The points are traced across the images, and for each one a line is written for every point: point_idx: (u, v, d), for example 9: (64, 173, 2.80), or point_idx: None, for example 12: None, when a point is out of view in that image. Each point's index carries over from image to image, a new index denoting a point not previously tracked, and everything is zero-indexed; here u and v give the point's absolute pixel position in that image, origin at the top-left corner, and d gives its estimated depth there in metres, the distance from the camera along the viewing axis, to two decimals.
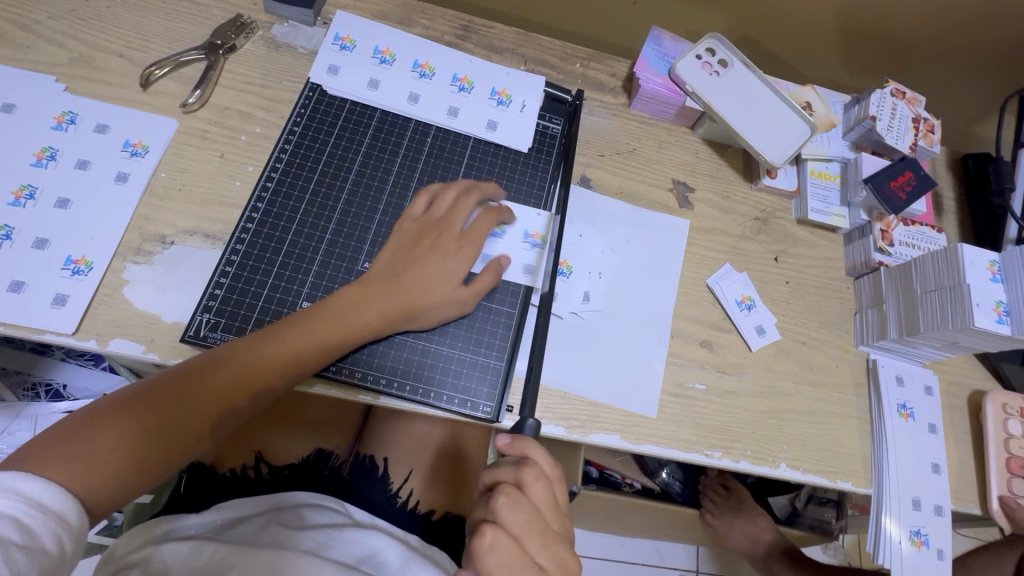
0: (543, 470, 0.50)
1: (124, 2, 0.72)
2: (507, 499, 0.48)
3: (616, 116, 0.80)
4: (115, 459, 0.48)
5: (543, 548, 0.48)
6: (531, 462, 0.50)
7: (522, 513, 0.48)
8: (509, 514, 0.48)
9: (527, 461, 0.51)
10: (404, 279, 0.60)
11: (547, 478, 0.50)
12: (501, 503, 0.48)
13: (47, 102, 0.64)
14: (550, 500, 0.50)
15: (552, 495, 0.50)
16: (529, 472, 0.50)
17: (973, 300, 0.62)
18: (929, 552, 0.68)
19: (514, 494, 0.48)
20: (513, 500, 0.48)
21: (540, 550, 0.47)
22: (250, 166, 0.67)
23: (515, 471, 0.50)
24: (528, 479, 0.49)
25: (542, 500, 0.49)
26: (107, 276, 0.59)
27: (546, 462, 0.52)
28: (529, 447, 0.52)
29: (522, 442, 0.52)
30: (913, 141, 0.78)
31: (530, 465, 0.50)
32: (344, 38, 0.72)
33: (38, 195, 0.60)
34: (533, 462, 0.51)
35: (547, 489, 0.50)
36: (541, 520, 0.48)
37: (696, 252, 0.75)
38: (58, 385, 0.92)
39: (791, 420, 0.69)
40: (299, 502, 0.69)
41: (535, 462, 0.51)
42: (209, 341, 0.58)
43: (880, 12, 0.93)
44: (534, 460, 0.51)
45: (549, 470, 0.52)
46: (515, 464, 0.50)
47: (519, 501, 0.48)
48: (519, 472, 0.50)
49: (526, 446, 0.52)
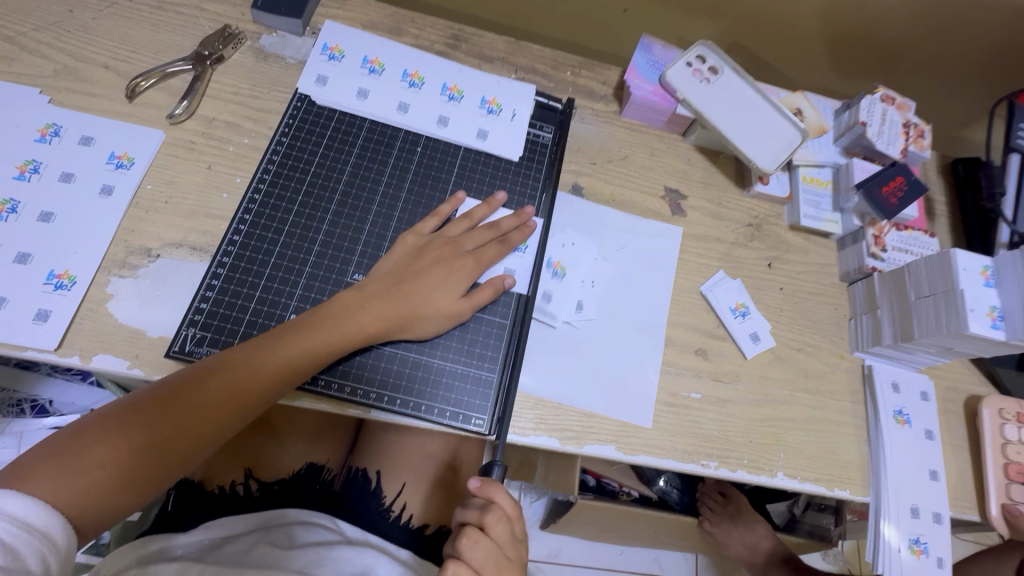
0: (507, 514, 0.51)
1: (109, 14, 0.71)
2: (467, 540, 0.50)
3: (607, 123, 0.80)
4: (104, 475, 0.47)
5: None
6: (496, 507, 0.51)
7: (480, 552, 0.50)
8: (470, 554, 0.50)
9: (492, 505, 0.52)
10: (404, 292, 0.60)
11: (512, 520, 0.52)
12: (462, 543, 0.50)
13: (31, 114, 0.64)
14: (513, 538, 0.52)
15: (512, 533, 0.52)
16: (491, 516, 0.51)
17: (968, 306, 0.62)
18: (928, 560, 0.67)
19: (475, 537, 0.50)
20: (473, 542, 0.50)
21: None
22: (238, 177, 0.66)
23: (480, 514, 0.51)
24: (490, 523, 0.51)
25: (503, 539, 0.51)
26: (91, 291, 0.58)
27: (512, 505, 0.52)
28: (496, 492, 0.52)
29: (491, 485, 0.52)
30: (904, 146, 0.78)
31: (494, 510, 0.51)
32: (332, 48, 0.72)
33: (20, 209, 0.59)
34: (498, 506, 0.52)
35: (510, 530, 0.52)
36: (499, 557, 0.51)
37: (690, 260, 0.75)
38: (44, 401, 0.90)
39: (787, 429, 0.69)
40: (289, 520, 0.68)
41: (501, 506, 0.52)
42: (195, 356, 0.57)
43: (869, 19, 0.93)
44: (500, 505, 0.52)
45: (514, 511, 0.53)
46: (481, 508, 0.51)
47: (478, 543, 0.50)
48: (483, 516, 0.51)
49: (493, 491, 0.52)
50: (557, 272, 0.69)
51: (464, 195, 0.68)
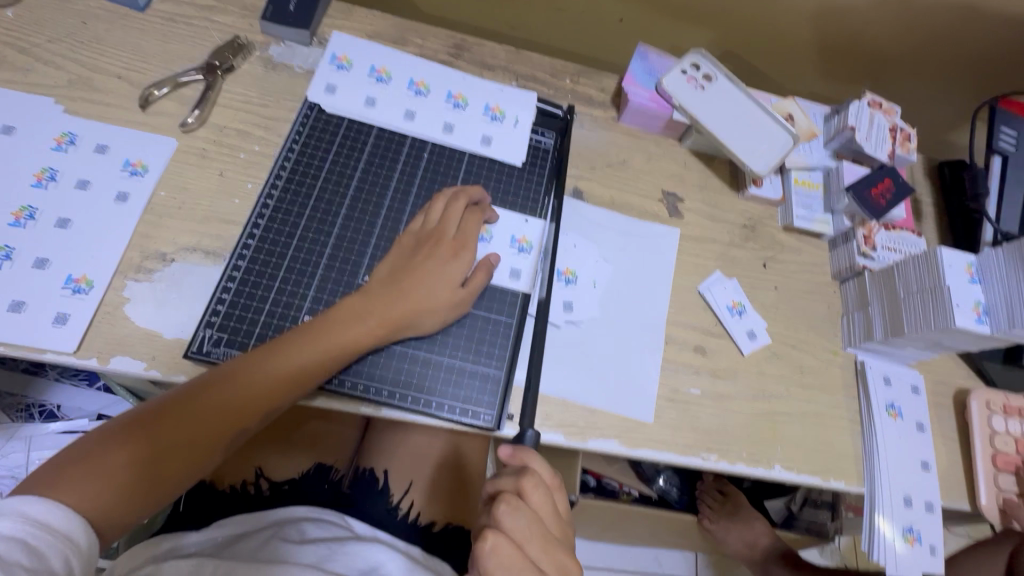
0: (542, 478, 0.53)
1: (122, 25, 0.73)
2: (508, 506, 0.51)
3: (606, 128, 0.83)
4: (126, 477, 0.48)
5: (545, 552, 0.50)
6: (531, 472, 0.53)
7: (521, 520, 0.50)
8: (509, 522, 0.50)
9: (527, 470, 0.54)
10: (403, 288, 0.61)
11: (547, 486, 0.53)
12: (502, 510, 0.50)
13: (47, 124, 0.65)
14: (550, 507, 0.53)
15: (550, 501, 0.53)
16: (528, 479, 0.53)
17: (954, 301, 0.65)
18: (922, 548, 0.69)
19: (515, 502, 0.51)
20: (513, 508, 0.51)
21: (538, 552, 0.50)
22: (249, 183, 0.68)
23: (516, 480, 0.53)
24: (528, 487, 0.52)
25: (542, 507, 0.52)
26: (108, 295, 0.60)
27: (546, 471, 0.55)
28: (528, 458, 0.55)
29: (523, 451, 0.55)
30: (891, 150, 0.81)
31: (530, 474, 0.53)
32: (340, 58, 0.74)
33: (38, 216, 0.61)
34: (533, 471, 0.54)
35: (546, 496, 0.53)
36: (540, 525, 0.51)
37: (688, 260, 0.77)
38: (52, 406, 0.91)
39: (784, 423, 0.71)
40: (299, 516, 0.69)
41: (535, 471, 0.54)
42: (213, 356, 0.59)
43: (857, 28, 0.96)
44: (534, 470, 0.54)
45: (548, 479, 0.55)
46: (516, 473, 0.53)
47: (519, 509, 0.51)
48: (519, 481, 0.53)
49: (525, 456, 0.55)
50: (568, 280, 0.71)
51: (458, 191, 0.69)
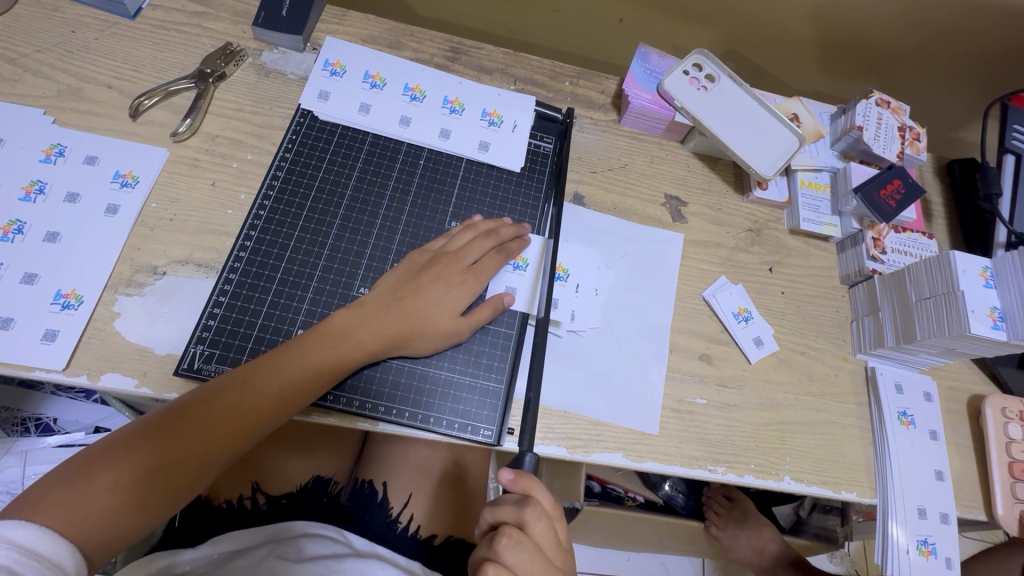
0: (545, 508, 0.51)
1: (112, 34, 0.72)
2: (510, 540, 0.49)
3: (607, 132, 0.81)
4: (114, 500, 0.47)
5: None
6: (533, 502, 0.51)
7: (524, 554, 0.49)
8: (512, 555, 0.49)
9: (530, 500, 0.52)
10: (405, 307, 0.60)
11: (548, 515, 0.52)
12: (503, 544, 0.49)
13: (37, 135, 0.64)
14: (553, 537, 0.51)
15: (552, 532, 0.51)
16: (530, 511, 0.51)
17: (968, 307, 0.63)
18: (937, 561, 0.67)
19: (517, 535, 0.50)
20: (515, 541, 0.49)
21: None
22: (242, 193, 0.67)
23: (518, 511, 0.51)
24: (530, 519, 0.50)
25: (544, 538, 0.51)
26: (98, 310, 0.59)
27: (548, 501, 0.53)
28: (531, 486, 0.52)
29: (525, 478, 0.53)
30: (900, 150, 0.79)
31: (533, 505, 0.51)
32: (333, 64, 0.73)
33: (27, 230, 0.60)
34: (536, 501, 0.52)
35: (548, 526, 0.51)
36: (543, 558, 0.50)
37: (691, 266, 0.75)
38: (48, 419, 0.90)
39: (793, 432, 0.69)
40: (298, 532, 0.68)
41: (537, 501, 0.52)
42: (204, 373, 0.57)
43: (863, 25, 0.94)
44: (537, 499, 0.52)
45: (549, 507, 0.53)
46: (517, 504, 0.51)
47: (521, 542, 0.49)
48: (522, 512, 0.51)
49: (527, 483, 0.53)
50: (557, 275, 0.69)
51: (477, 222, 0.68)
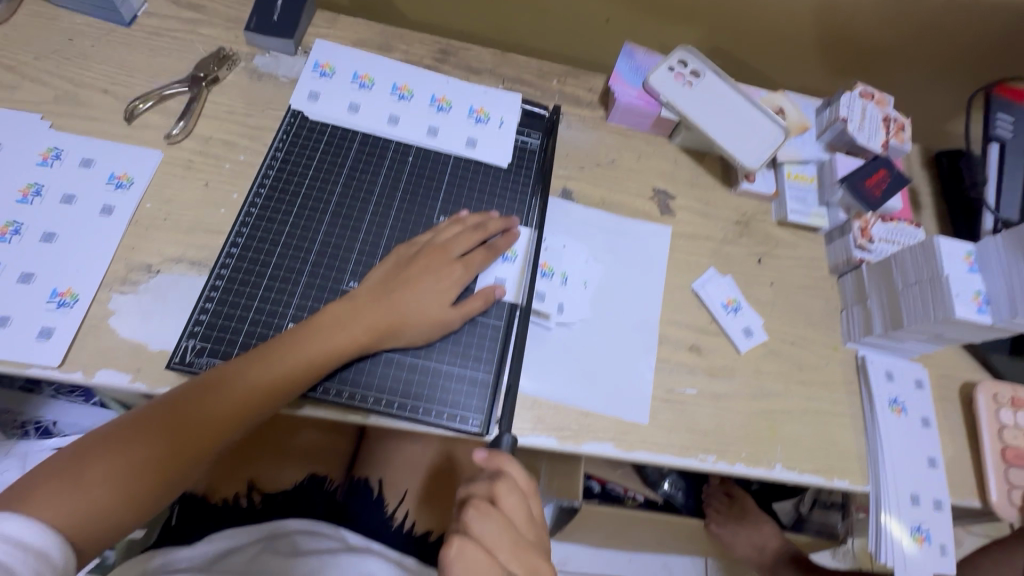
0: (516, 483, 0.52)
1: (108, 41, 0.73)
2: (477, 511, 0.50)
3: (594, 128, 0.82)
4: (103, 492, 0.47)
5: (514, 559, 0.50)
6: (505, 477, 0.53)
7: (491, 525, 0.50)
8: (479, 526, 0.50)
9: (502, 475, 0.53)
10: (394, 300, 0.61)
11: (521, 492, 0.53)
12: (471, 515, 0.50)
13: (34, 140, 0.66)
14: (524, 513, 0.52)
15: (524, 507, 0.52)
16: (502, 485, 0.52)
17: (953, 291, 0.63)
18: (931, 549, 0.67)
19: (485, 507, 0.50)
20: (483, 512, 0.50)
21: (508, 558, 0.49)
22: (234, 193, 0.68)
23: (489, 485, 0.52)
24: (501, 493, 0.51)
25: (514, 512, 0.52)
26: (93, 308, 0.60)
27: (522, 478, 0.54)
28: (505, 462, 0.54)
29: (499, 456, 0.54)
30: (884, 140, 0.80)
31: (504, 479, 0.52)
32: (323, 65, 0.74)
33: (23, 231, 0.61)
34: (508, 477, 0.53)
35: (519, 502, 0.52)
36: (511, 530, 0.50)
37: (680, 258, 0.76)
38: (48, 422, 0.91)
39: (784, 421, 0.69)
40: (293, 529, 0.68)
41: (510, 476, 0.53)
42: (195, 366, 0.58)
43: (848, 20, 0.95)
44: (509, 475, 0.53)
45: (524, 484, 0.54)
46: (490, 479, 0.53)
47: (489, 514, 0.50)
48: (494, 486, 0.52)
49: (501, 460, 0.54)
50: (545, 273, 0.70)
51: (465, 216, 0.68)
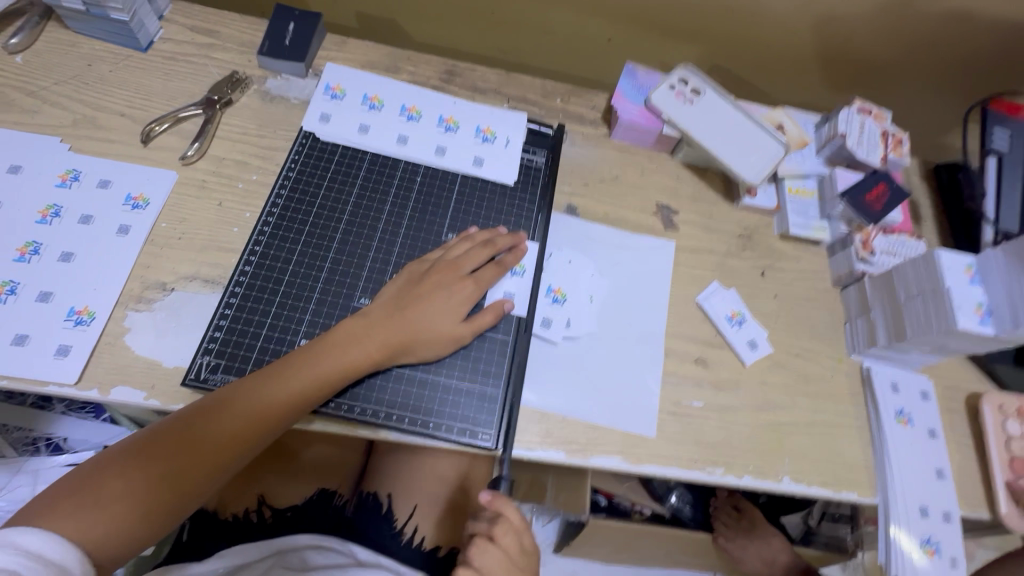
0: (513, 525, 0.57)
1: (125, 66, 0.76)
2: (478, 550, 0.56)
3: (598, 145, 0.84)
4: (122, 507, 0.48)
5: None
6: (505, 518, 0.57)
7: (488, 562, 0.55)
8: (478, 563, 0.56)
9: (502, 515, 0.57)
10: (407, 316, 0.62)
11: (518, 530, 0.57)
12: (473, 553, 0.56)
13: (53, 162, 0.67)
14: (519, 548, 0.57)
15: (520, 543, 0.57)
16: (500, 527, 0.56)
17: (954, 304, 0.64)
18: (942, 561, 0.67)
19: (485, 545, 0.56)
20: (483, 551, 0.56)
21: None
22: (247, 212, 0.69)
23: (489, 526, 0.57)
24: (499, 533, 0.56)
25: (511, 548, 0.57)
26: (109, 325, 0.61)
27: (520, 517, 0.58)
28: (505, 505, 0.57)
29: (500, 498, 0.57)
30: (883, 154, 0.81)
31: (504, 521, 0.57)
32: (334, 87, 0.76)
33: (42, 251, 0.63)
34: (507, 516, 0.57)
35: (517, 539, 0.57)
36: (508, 567, 0.56)
37: (684, 272, 0.77)
38: (58, 439, 0.92)
39: (790, 434, 0.70)
40: (302, 544, 0.68)
41: (508, 516, 0.57)
42: (210, 382, 0.59)
43: (844, 37, 0.97)
44: (508, 517, 0.57)
45: (521, 521, 0.58)
46: (490, 520, 0.57)
47: (488, 552, 0.56)
48: (492, 528, 0.56)
49: (502, 504, 0.57)
50: (557, 299, 0.71)
51: (475, 232, 0.70)
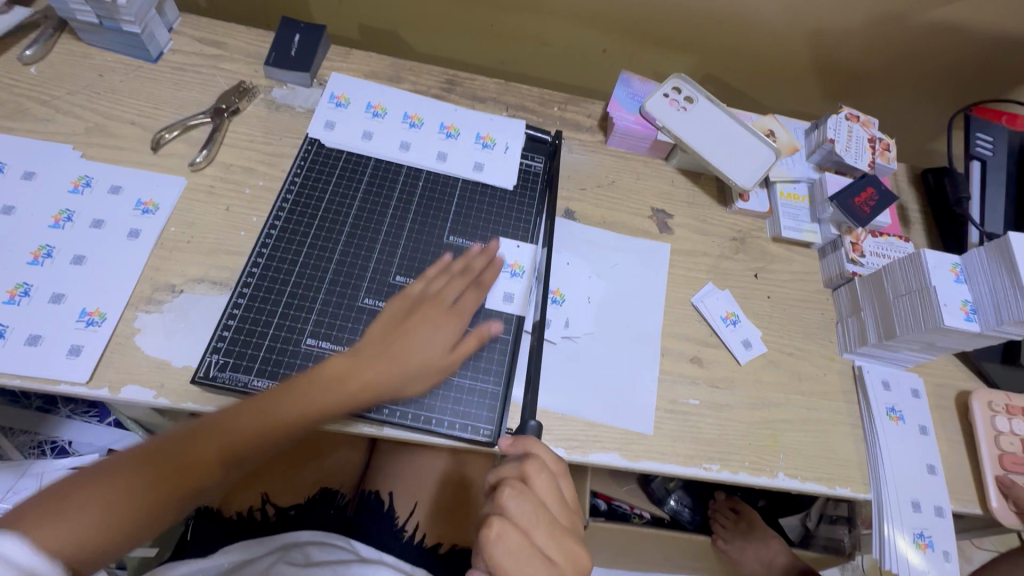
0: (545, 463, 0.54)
1: (136, 76, 0.78)
2: (512, 490, 0.51)
3: (594, 152, 0.86)
4: (111, 512, 0.45)
5: (553, 539, 0.50)
6: (533, 457, 0.54)
7: (525, 504, 0.50)
8: (514, 506, 0.50)
9: (530, 456, 0.54)
10: (393, 352, 0.61)
11: (550, 471, 0.54)
12: (507, 494, 0.50)
13: (66, 169, 0.69)
14: (555, 496, 0.53)
15: (554, 487, 0.53)
16: (531, 464, 0.53)
17: (940, 300, 0.66)
18: (935, 554, 0.68)
19: (519, 487, 0.51)
20: (518, 491, 0.51)
21: (545, 538, 0.50)
22: (254, 217, 0.72)
23: (519, 466, 0.53)
24: (532, 471, 0.52)
25: (546, 492, 0.52)
26: (119, 326, 0.62)
27: (548, 458, 0.55)
28: (530, 445, 0.56)
29: (524, 440, 0.56)
30: (870, 160, 0.84)
31: (533, 459, 0.54)
32: (338, 96, 0.79)
33: (55, 254, 0.64)
34: (536, 457, 0.54)
35: (551, 482, 0.53)
36: (546, 511, 0.51)
37: (679, 273, 0.79)
38: (64, 442, 0.93)
39: (785, 430, 0.71)
40: (305, 540, 0.69)
41: (537, 456, 0.54)
42: (219, 380, 0.61)
43: (831, 47, 1.01)
44: (536, 455, 0.55)
45: (552, 466, 0.55)
46: (519, 460, 0.54)
47: (523, 492, 0.51)
48: (523, 466, 0.53)
49: (527, 443, 0.56)
50: (555, 299, 0.73)
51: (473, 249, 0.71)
